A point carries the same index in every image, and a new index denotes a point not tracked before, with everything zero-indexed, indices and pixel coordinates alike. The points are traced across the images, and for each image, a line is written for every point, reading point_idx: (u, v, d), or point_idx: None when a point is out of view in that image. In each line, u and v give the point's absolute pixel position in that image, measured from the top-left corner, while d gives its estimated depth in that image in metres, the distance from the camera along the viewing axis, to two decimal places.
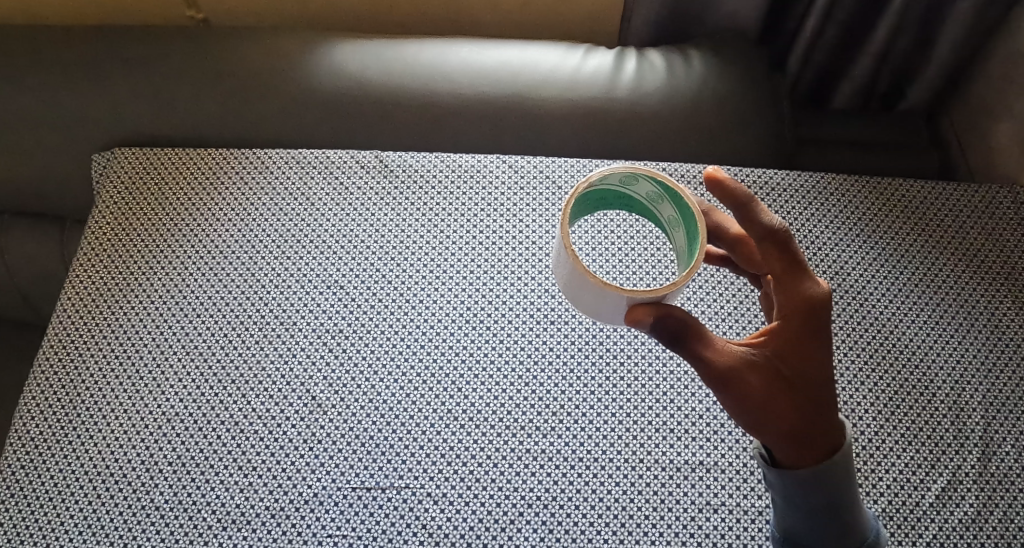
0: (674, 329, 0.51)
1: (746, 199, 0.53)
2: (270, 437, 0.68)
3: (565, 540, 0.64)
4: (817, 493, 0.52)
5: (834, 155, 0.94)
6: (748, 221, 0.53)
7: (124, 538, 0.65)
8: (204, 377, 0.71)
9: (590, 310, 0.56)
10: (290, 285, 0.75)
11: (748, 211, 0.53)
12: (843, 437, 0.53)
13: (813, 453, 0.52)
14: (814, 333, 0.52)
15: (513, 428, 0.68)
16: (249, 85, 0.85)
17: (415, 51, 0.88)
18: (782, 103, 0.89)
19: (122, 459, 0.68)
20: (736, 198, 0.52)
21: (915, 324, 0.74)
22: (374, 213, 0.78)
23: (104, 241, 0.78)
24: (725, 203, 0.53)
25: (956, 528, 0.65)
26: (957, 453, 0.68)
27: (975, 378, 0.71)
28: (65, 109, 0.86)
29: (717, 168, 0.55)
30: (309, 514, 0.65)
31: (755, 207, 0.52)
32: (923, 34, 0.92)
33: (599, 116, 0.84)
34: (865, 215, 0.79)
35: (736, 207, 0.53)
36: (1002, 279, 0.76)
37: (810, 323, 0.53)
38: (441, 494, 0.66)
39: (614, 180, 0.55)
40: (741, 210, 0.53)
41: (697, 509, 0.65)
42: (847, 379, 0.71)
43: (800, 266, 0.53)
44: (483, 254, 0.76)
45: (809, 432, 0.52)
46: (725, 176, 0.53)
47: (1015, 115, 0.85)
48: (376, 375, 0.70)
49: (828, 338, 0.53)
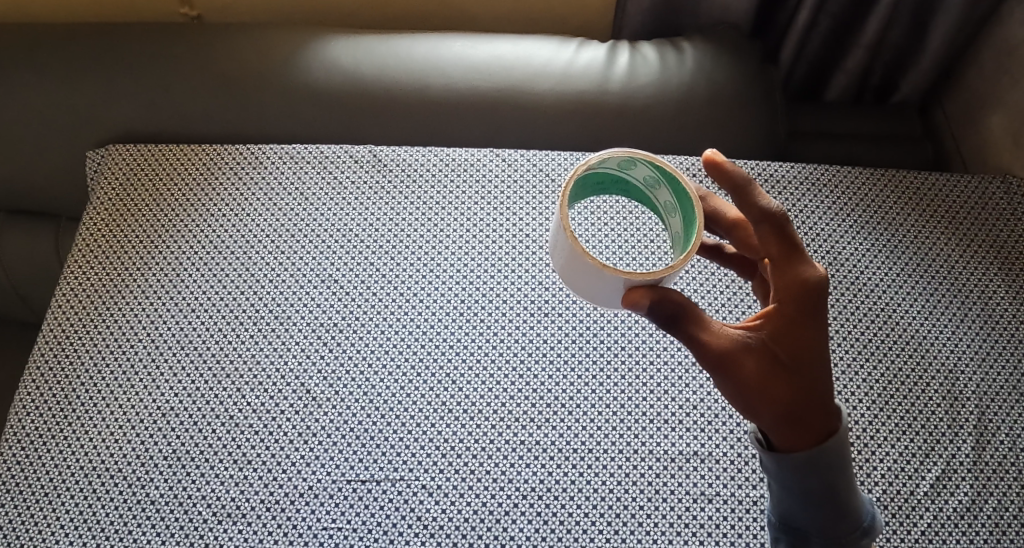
0: (670, 312, 0.52)
1: (743, 181, 0.53)
2: (264, 431, 0.68)
3: (560, 530, 0.64)
4: (811, 477, 0.52)
5: (827, 147, 0.94)
6: (745, 205, 0.53)
7: (119, 534, 0.65)
8: (199, 371, 0.71)
9: (587, 293, 0.56)
10: (284, 280, 0.75)
11: (744, 194, 0.52)
12: (841, 421, 0.53)
13: (810, 437, 0.52)
14: (809, 317, 0.52)
15: (507, 419, 0.68)
16: (243, 80, 0.85)
17: (408, 45, 0.88)
18: (775, 95, 0.89)
19: (117, 453, 0.68)
20: (732, 178, 0.53)
21: (909, 314, 0.74)
22: (369, 208, 0.79)
23: (99, 238, 0.78)
24: (723, 185, 0.53)
25: (951, 517, 0.65)
26: (952, 443, 0.68)
27: (970, 367, 0.72)
28: (58, 103, 0.86)
29: (717, 152, 0.55)
30: (304, 507, 0.65)
31: (751, 188, 0.52)
32: (916, 25, 0.93)
33: (593, 109, 0.84)
34: (859, 206, 0.80)
35: (731, 189, 0.53)
36: (996, 269, 0.77)
37: (806, 308, 0.52)
38: (436, 487, 0.66)
39: (612, 164, 0.55)
40: (737, 192, 0.53)
41: (693, 499, 0.65)
42: (842, 370, 0.71)
43: (795, 249, 0.53)
44: (479, 248, 0.76)
45: (802, 416, 0.52)
46: (724, 159, 0.53)
47: (1008, 107, 0.86)
48: (371, 369, 0.70)
49: (824, 322, 0.53)
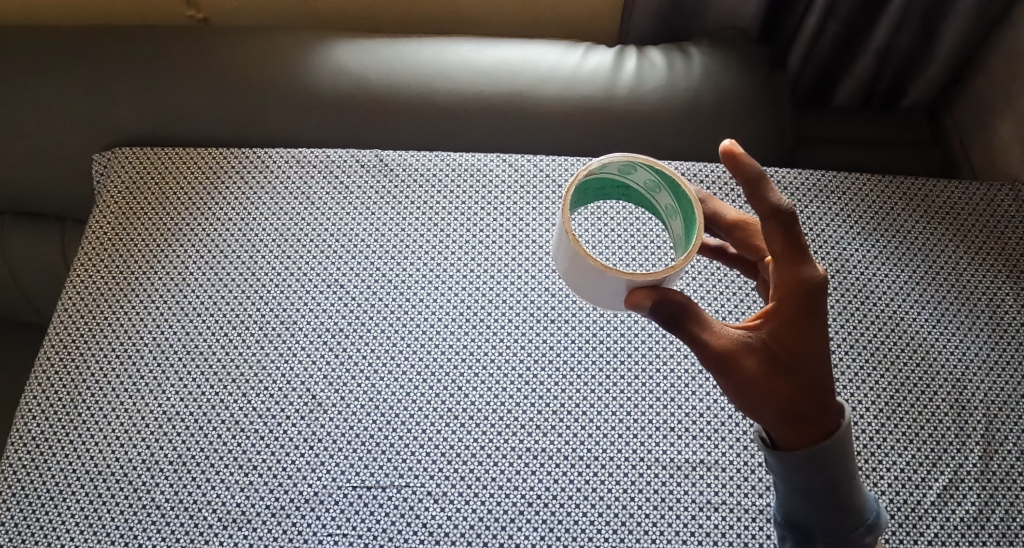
0: (672, 313, 0.51)
1: (757, 176, 0.51)
2: (270, 436, 0.68)
3: (566, 539, 0.64)
4: (815, 474, 0.52)
5: (835, 153, 0.94)
6: (755, 199, 0.51)
7: (124, 538, 0.65)
8: (204, 376, 0.71)
9: (591, 295, 0.56)
10: (290, 285, 0.75)
11: (757, 187, 0.51)
12: (842, 418, 0.53)
13: (811, 434, 0.52)
14: (808, 315, 0.52)
15: (513, 426, 0.68)
16: (248, 85, 0.85)
17: (414, 50, 0.88)
18: (782, 101, 0.89)
19: (122, 458, 0.68)
20: (747, 173, 0.51)
21: (916, 323, 0.73)
22: (373, 213, 0.78)
23: (105, 241, 0.78)
24: (737, 177, 0.52)
25: (958, 527, 0.64)
26: (959, 452, 0.68)
27: (978, 375, 0.71)
28: (63, 106, 0.86)
29: (734, 143, 0.53)
30: (310, 513, 0.65)
31: (765, 183, 0.51)
32: (924, 31, 0.92)
33: (598, 114, 0.84)
34: (867, 212, 0.79)
35: (745, 182, 0.51)
36: (1005, 276, 0.76)
37: (805, 308, 0.52)
38: (441, 493, 0.66)
39: (612, 169, 0.55)
40: (750, 186, 0.51)
41: (698, 508, 0.65)
42: (849, 378, 0.70)
43: (799, 249, 0.51)
44: (485, 253, 0.76)
45: (804, 412, 0.51)
46: (742, 151, 0.52)
47: (1016, 113, 0.86)
48: (377, 374, 0.70)
49: (823, 320, 0.52)
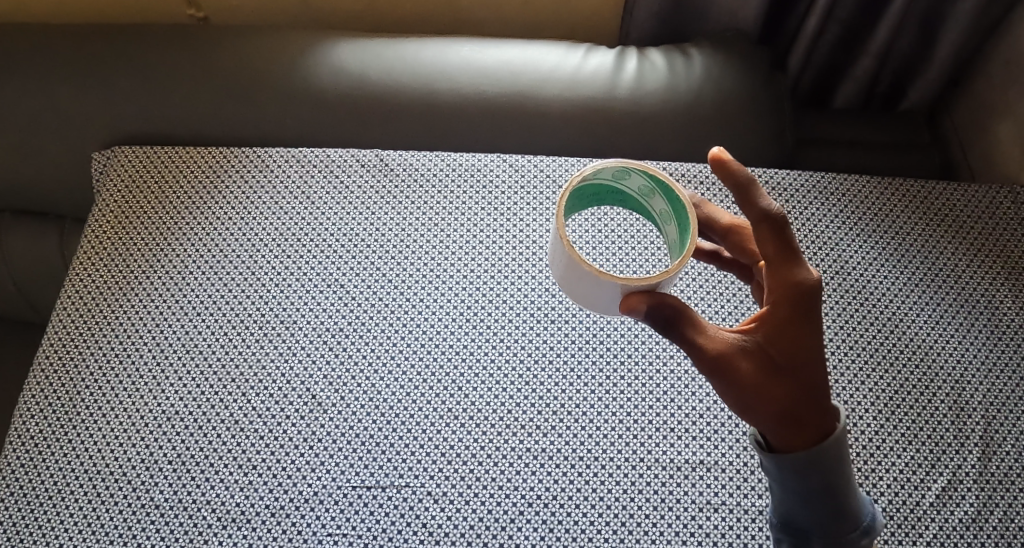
0: (666, 316, 0.51)
1: (746, 180, 0.51)
2: (270, 435, 0.68)
3: (565, 539, 0.64)
4: (811, 476, 0.52)
5: (835, 155, 0.94)
6: (745, 204, 0.51)
7: (124, 537, 0.65)
8: (204, 375, 0.71)
9: (587, 301, 0.56)
10: (290, 285, 0.75)
11: (747, 192, 0.51)
12: (837, 419, 0.53)
13: (806, 436, 0.52)
14: (803, 318, 0.52)
15: (513, 427, 0.68)
16: (248, 84, 0.85)
17: (415, 50, 0.88)
18: (782, 103, 0.89)
19: (121, 458, 0.68)
20: (736, 178, 0.51)
21: (914, 325, 0.74)
22: (373, 213, 0.78)
23: (104, 240, 0.78)
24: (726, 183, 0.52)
25: (956, 528, 0.65)
26: (958, 453, 0.68)
27: (976, 377, 0.71)
28: (62, 105, 0.86)
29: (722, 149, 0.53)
30: (310, 513, 0.65)
31: (754, 188, 0.51)
32: (924, 33, 0.93)
33: (598, 115, 0.84)
34: (866, 214, 0.79)
35: (735, 187, 0.51)
36: (1003, 278, 0.76)
37: (799, 311, 0.52)
38: (441, 493, 0.66)
39: (607, 174, 0.55)
40: (740, 191, 0.51)
41: (698, 508, 0.65)
42: (848, 380, 0.71)
43: (791, 252, 0.51)
44: (485, 254, 0.76)
45: (799, 415, 0.52)
46: (730, 157, 0.52)
47: (1016, 115, 0.86)
48: (377, 374, 0.70)
49: (819, 322, 0.52)
